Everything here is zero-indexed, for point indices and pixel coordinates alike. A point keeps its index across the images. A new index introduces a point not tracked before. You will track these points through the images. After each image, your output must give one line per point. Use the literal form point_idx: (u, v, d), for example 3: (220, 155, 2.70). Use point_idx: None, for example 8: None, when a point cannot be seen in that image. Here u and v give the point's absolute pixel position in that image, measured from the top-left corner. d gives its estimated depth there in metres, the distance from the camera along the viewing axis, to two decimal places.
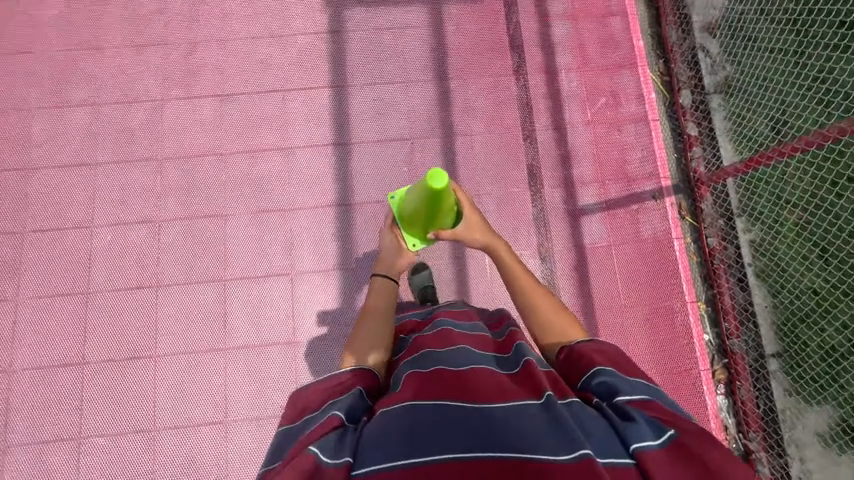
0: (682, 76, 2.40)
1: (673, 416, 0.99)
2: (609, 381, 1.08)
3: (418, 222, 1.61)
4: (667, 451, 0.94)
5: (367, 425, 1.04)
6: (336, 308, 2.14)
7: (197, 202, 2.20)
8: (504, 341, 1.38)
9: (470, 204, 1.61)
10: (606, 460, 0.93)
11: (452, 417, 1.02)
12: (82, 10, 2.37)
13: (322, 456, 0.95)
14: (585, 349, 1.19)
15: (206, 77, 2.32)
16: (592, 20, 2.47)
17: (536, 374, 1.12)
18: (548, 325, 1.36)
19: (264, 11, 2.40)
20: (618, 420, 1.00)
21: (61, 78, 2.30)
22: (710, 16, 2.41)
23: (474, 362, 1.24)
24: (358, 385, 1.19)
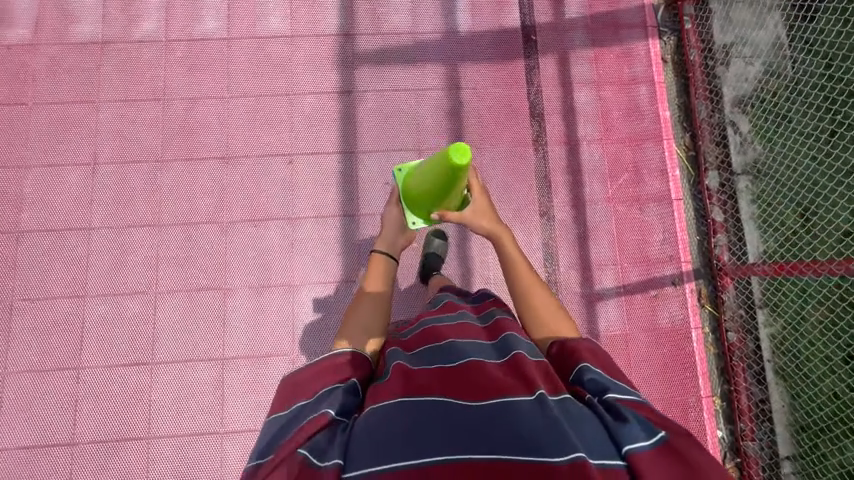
0: (709, 154, 2.27)
1: (664, 417, 0.95)
2: (598, 379, 1.05)
3: (424, 197, 1.55)
4: (659, 452, 0.90)
5: (359, 420, 1.02)
6: (333, 296, 2.12)
7: (197, 272, 2.11)
8: (492, 328, 1.30)
9: (480, 191, 1.59)
10: (600, 461, 0.90)
11: (444, 413, 0.99)
12: (78, 59, 2.24)
13: (313, 459, 0.93)
14: (579, 347, 1.14)
15: (208, 138, 2.20)
16: (616, 86, 2.34)
17: (526, 366, 1.08)
18: (545, 321, 1.32)
19: (270, 66, 2.27)
20: (610, 419, 0.97)
21: (56, 133, 2.18)
22: (740, 92, 2.30)
23: (465, 354, 1.18)
24: (352, 377, 1.13)
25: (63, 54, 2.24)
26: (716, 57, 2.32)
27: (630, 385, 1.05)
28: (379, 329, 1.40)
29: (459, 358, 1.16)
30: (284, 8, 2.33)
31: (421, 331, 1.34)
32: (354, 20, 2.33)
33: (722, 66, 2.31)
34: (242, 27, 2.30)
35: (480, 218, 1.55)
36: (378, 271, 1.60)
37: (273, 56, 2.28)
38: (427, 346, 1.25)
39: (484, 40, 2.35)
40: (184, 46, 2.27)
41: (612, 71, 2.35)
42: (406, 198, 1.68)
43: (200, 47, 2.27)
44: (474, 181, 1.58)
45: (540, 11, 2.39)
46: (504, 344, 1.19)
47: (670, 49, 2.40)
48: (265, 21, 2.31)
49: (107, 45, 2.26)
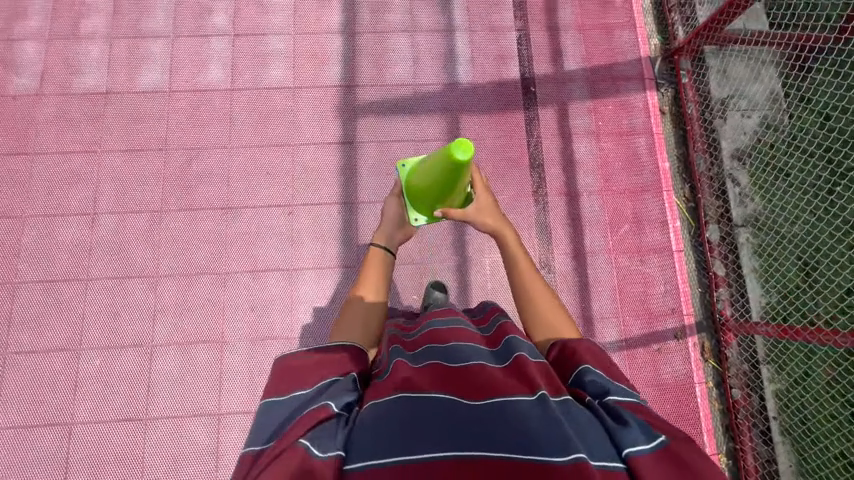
0: (708, 206, 2.28)
1: (664, 421, 0.89)
2: (598, 381, 0.99)
3: (427, 193, 1.52)
4: (660, 457, 0.83)
5: (362, 414, 0.95)
6: (326, 306, 2.13)
7: (195, 325, 2.09)
8: (494, 334, 1.21)
9: (484, 188, 1.58)
10: (600, 463, 0.83)
11: (441, 411, 0.93)
12: (82, 109, 2.27)
13: (313, 449, 0.86)
14: (578, 347, 1.08)
15: (210, 188, 2.21)
16: (616, 137, 2.37)
17: (527, 366, 1.01)
18: (545, 321, 1.25)
19: (272, 117, 2.30)
20: (611, 422, 0.90)
21: (57, 182, 2.19)
22: (738, 144, 2.32)
23: (466, 356, 1.09)
24: (353, 370, 1.07)
25: (66, 104, 2.27)
26: (713, 109, 2.35)
27: (631, 387, 0.99)
28: (375, 328, 1.31)
29: (460, 361, 1.06)
30: (287, 60, 2.37)
31: (422, 334, 1.24)
32: (355, 72, 2.37)
33: (720, 119, 2.34)
34: (245, 79, 2.34)
35: (484, 215, 1.52)
36: (376, 266, 1.49)
37: (275, 107, 2.31)
38: (426, 347, 1.15)
39: (485, 92, 2.39)
40: (187, 97, 2.30)
41: (611, 123, 2.38)
42: (407, 195, 1.63)
43: (204, 98, 2.30)
44: (477, 178, 1.57)
45: (539, 63, 2.44)
46: (507, 344, 1.11)
47: (668, 101, 2.44)
48: (268, 73, 2.35)
49: (111, 95, 2.29)
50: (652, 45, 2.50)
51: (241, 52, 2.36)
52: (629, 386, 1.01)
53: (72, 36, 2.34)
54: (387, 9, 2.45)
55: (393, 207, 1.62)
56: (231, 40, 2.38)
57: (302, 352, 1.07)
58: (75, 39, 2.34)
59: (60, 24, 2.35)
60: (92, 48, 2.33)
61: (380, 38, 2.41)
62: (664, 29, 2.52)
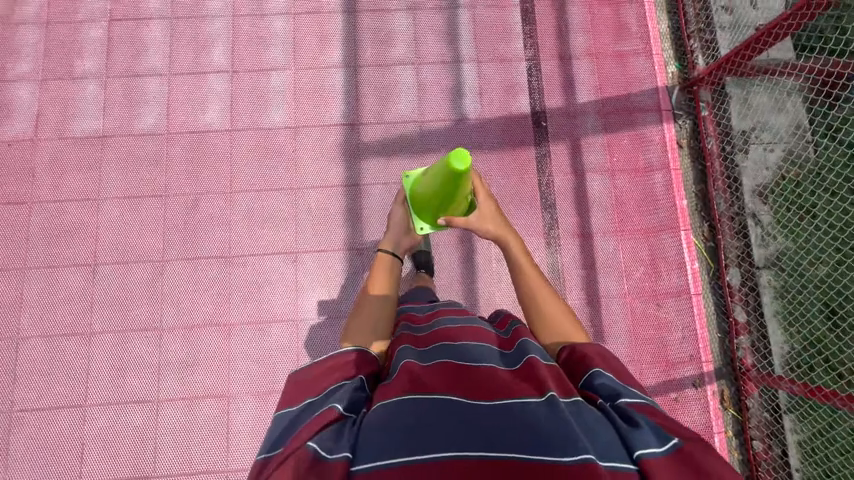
0: (729, 247, 2.19)
1: (677, 424, 0.92)
2: (609, 384, 1.00)
3: (430, 203, 1.58)
4: (670, 460, 0.87)
5: (368, 415, 0.96)
6: (336, 300, 2.12)
7: (201, 379, 2.04)
8: (509, 337, 1.23)
9: (486, 197, 1.57)
10: (610, 464, 0.86)
11: (449, 411, 0.93)
12: (79, 154, 2.20)
13: (321, 451, 0.87)
14: (588, 351, 1.09)
15: (211, 236, 2.15)
16: (631, 174, 2.26)
17: (538, 369, 1.03)
18: (551, 323, 1.25)
19: (273, 159, 2.22)
20: (622, 425, 0.92)
21: (56, 232, 2.13)
22: (759, 180, 2.22)
23: (475, 359, 1.11)
24: (359, 373, 1.08)
25: (63, 149, 2.20)
26: (734, 142, 2.24)
27: (643, 390, 1.01)
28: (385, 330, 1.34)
29: (472, 361, 1.10)
30: (288, 99, 2.28)
31: (436, 329, 1.27)
32: (359, 109, 2.28)
33: (741, 153, 2.24)
34: (245, 119, 2.25)
35: (486, 223, 1.52)
36: (383, 268, 1.55)
37: (276, 148, 2.23)
38: (439, 344, 1.18)
39: (494, 127, 2.28)
40: (185, 140, 2.22)
41: (626, 158, 2.28)
42: (412, 204, 1.70)
43: (203, 139, 2.22)
44: (477, 185, 1.57)
45: (550, 95, 2.33)
46: (519, 348, 1.13)
47: (686, 133, 2.33)
48: (268, 112, 2.26)
49: (107, 139, 2.21)
50: (670, 73, 2.37)
51: (240, 91, 2.28)
52: (640, 388, 1.03)
53: (65, 76, 2.26)
54: (390, 41, 2.34)
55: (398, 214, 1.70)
56: (230, 77, 2.29)
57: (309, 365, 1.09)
58: (69, 80, 2.26)
59: (52, 64, 2.27)
60: (87, 88, 2.25)
61: (383, 71, 2.31)
62: (681, 56, 2.39)
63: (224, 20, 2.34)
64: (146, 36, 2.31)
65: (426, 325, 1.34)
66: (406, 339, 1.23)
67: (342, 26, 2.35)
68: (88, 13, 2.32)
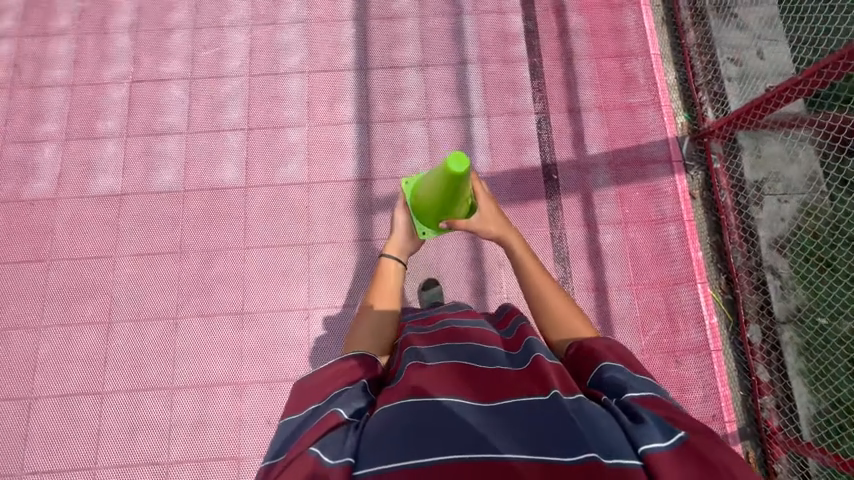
0: (748, 302, 2.14)
1: (685, 418, 0.88)
2: (613, 379, 0.98)
3: (431, 207, 1.59)
4: (678, 454, 0.82)
5: (371, 420, 0.95)
6: (338, 314, 2.15)
7: (211, 442, 2.01)
8: (513, 337, 1.23)
9: (486, 197, 1.60)
10: (615, 460, 0.83)
11: (450, 414, 0.94)
12: (97, 212, 2.24)
13: (324, 457, 0.86)
14: (595, 346, 1.07)
15: (224, 293, 2.16)
16: (644, 227, 2.25)
17: (542, 365, 1.02)
18: (560, 320, 1.27)
19: (287, 214, 2.25)
20: (626, 420, 0.89)
21: (73, 289, 2.16)
22: (776, 232, 2.19)
23: (481, 361, 1.13)
24: (363, 378, 1.07)
25: (81, 207, 2.25)
26: (748, 194, 2.23)
27: (652, 383, 0.97)
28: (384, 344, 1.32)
29: (478, 363, 1.13)
30: (302, 156, 2.32)
31: (443, 330, 1.30)
32: (371, 166, 2.31)
33: (756, 205, 2.21)
34: (259, 176, 2.29)
35: (488, 224, 1.57)
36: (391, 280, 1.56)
37: (289, 205, 2.26)
38: (446, 345, 1.21)
39: (505, 180, 2.30)
40: (201, 197, 2.27)
41: (638, 210, 2.27)
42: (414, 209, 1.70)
43: (218, 196, 2.26)
44: (477, 187, 1.60)
45: (561, 148, 2.34)
46: (525, 347, 1.12)
47: (698, 184, 2.32)
48: (282, 169, 2.30)
49: (125, 197, 2.26)
50: (679, 123, 2.39)
51: (255, 148, 2.33)
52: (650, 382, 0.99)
53: (87, 136, 2.33)
54: (401, 96, 2.39)
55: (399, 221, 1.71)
56: (245, 135, 2.34)
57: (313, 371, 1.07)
58: (91, 139, 2.33)
59: (74, 124, 2.35)
60: (106, 148, 2.32)
61: (394, 127, 2.35)
62: (690, 107, 2.41)
63: (240, 80, 2.41)
64: (165, 97, 2.38)
65: (431, 325, 1.38)
66: (414, 339, 1.25)
67: (354, 83, 2.41)
68: (111, 75, 2.41)
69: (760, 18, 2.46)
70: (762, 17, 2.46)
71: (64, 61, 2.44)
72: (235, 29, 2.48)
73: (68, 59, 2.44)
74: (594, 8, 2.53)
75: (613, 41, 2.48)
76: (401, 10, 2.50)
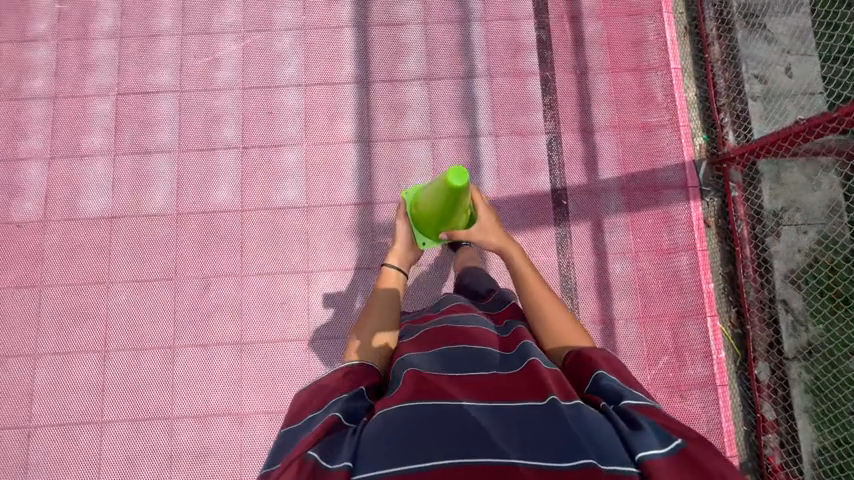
0: (758, 337, 2.09)
1: (680, 426, 0.93)
2: (611, 386, 1.02)
3: (431, 217, 1.66)
4: (675, 461, 0.89)
5: (368, 425, 0.99)
6: (342, 295, 2.13)
7: (213, 472, 2.01)
8: (508, 337, 1.27)
9: (485, 209, 1.66)
10: (611, 467, 0.89)
11: (448, 418, 0.98)
12: (88, 236, 2.16)
13: (322, 462, 0.91)
14: (592, 354, 1.10)
15: (223, 321, 2.11)
16: (655, 257, 2.18)
17: (540, 370, 1.07)
18: (555, 327, 1.24)
19: (285, 240, 2.17)
20: (624, 426, 0.95)
21: (67, 317, 2.11)
22: (791, 264, 2.11)
23: (476, 364, 1.17)
24: (361, 383, 1.11)
25: (71, 230, 2.16)
26: (766, 224, 2.14)
27: (646, 391, 1.02)
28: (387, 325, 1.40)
29: (475, 367, 1.16)
30: (300, 177, 2.21)
31: (440, 330, 1.32)
32: (373, 189, 2.21)
33: (773, 235, 2.13)
34: (255, 198, 2.20)
35: (489, 235, 1.59)
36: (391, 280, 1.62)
37: (288, 230, 2.18)
38: (441, 350, 1.24)
39: (511, 205, 2.20)
40: (195, 220, 2.18)
41: (650, 239, 2.19)
42: (414, 219, 1.77)
43: (213, 219, 2.18)
44: (478, 200, 1.67)
45: (571, 171, 2.23)
46: (520, 349, 1.17)
47: (714, 211, 2.22)
48: (280, 192, 2.20)
49: (116, 220, 2.17)
50: (697, 145, 2.27)
51: (251, 169, 2.22)
52: (643, 390, 1.04)
53: (73, 154, 2.22)
54: (404, 114, 2.26)
55: (401, 230, 1.76)
56: (240, 154, 2.23)
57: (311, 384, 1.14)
58: (77, 157, 2.22)
59: (59, 140, 2.23)
60: (94, 167, 2.21)
61: (397, 147, 2.23)
62: (710, 127, 2.28)
63: (233, 93, 2.27)
64: (153, 111, 2.25)
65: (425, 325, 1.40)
66: (409, 348, 1.27)
67: (355, 98, 2.27)
68: (95, 86, 2.27)
69: (789, 30, 2.29)
70: (792, 30, 2.29)
71: (44, 69, 2.28)
72: (226, 36, 2.31)
73: (48, 67, 2.28)
74: (612, 15, 2.35)
75: (631, 54, 2.32)
76: (404, 16, 2.33)
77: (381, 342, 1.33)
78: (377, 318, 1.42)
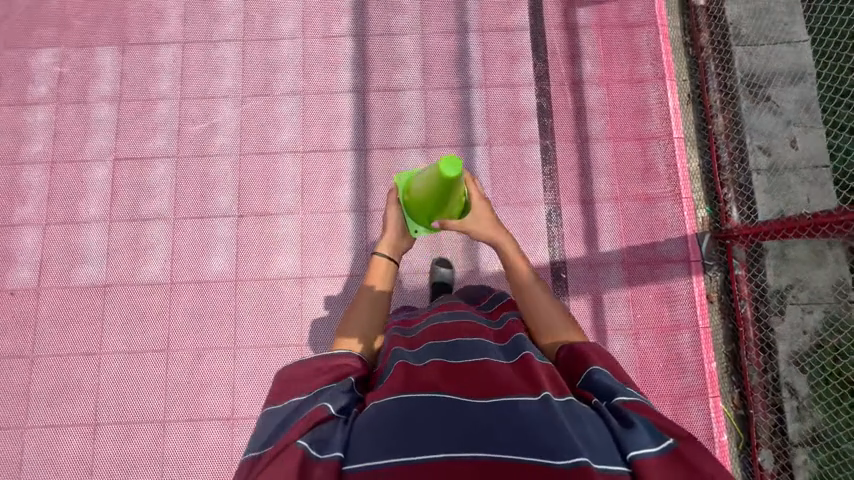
0: (761, 422, 2.04)
1: (673, 424, 0.93)
2: (605, 382, 1.02)
3: (422, 205, 1.50)
4: (666, 460, 0.89)
5: (359, 416, 1.01)
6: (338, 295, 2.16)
7: None
8: (502, 330, 1.28)
9: (479, 194, 1.55)
10: (603, 466, 0.88)
11: (441, 410, 0.97)
12: (81, 305, 2.14)
13: (311, 451, 0.92)
14: (585, 349, 1.11)
15: (215, 396, 2.07)
16: (656, 334, 2.13)
17: (533, 365, 1.05)
18: (546, 322, 1.26)
19: (280, 312, 2.15)
20: (617, 426, 0.94)
21: (57, 388, 2.07)
22: (796, 346, 2.06)
23: (465, 355, 1.15)
24: (351, 375, 1.11)
25: (66, 299, 2.15)
26: (769, 304, 2.10)
27: (639, 389, 1.02)
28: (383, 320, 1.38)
29: (466, 356, 1.14)
30: (296, 246, 2.20)
31: (429, 329, 1.31)
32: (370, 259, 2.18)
33: (776, 315, 2.09)
34: (251, 268, 2.18)
35: (483, 225, 1.53)
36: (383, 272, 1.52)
37: (283, 302, 2.15)
38: (430, 343, 1.23)
39: None
40: (190, 289, 2.16)
41: (651, 315, 2.15)
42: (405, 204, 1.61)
43: (208, 288, 2.16)
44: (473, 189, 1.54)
45: (571, 242, 2.20)
46: (514, 342, 1.17)
47: (717, 286, 2.18)
48: (276, 262, 2.19)
49: (110, 289, 2.15)
50: (700, 218, 2.22)
51: (247, 238, 2.20)
52: (635, 387, 1.05)
53: (69, 220, 2.21)
54: None
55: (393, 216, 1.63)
56: (236, 222, 2.21)
57: (298, 363, 1.11)
58: (74, 223, 2.21)
59: (56, 207, 2.22)
60: (91, 233, 2.20)
61: None
62: (713, 200, 2.24)
63: (231, 160, 2.26)
64: (150, 177, 2.25)
65: (415, 326, 1.39)
66: (398, 342, 1.26)
67: (353, 166, 2.26)
68: (93, 151, 2.26)
69: (794, 100, 2.25)
70: (796, 101, 2.24)
71: (42, 133, 2.28)
72: (225, 102, 2.30)
73: (46, 132, 2.29)
74: (614, 82, 2.32)
75: (633, 122, 2.29)
76: (403, 82, 2.32)
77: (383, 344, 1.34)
78: (362, 312, 1.36)
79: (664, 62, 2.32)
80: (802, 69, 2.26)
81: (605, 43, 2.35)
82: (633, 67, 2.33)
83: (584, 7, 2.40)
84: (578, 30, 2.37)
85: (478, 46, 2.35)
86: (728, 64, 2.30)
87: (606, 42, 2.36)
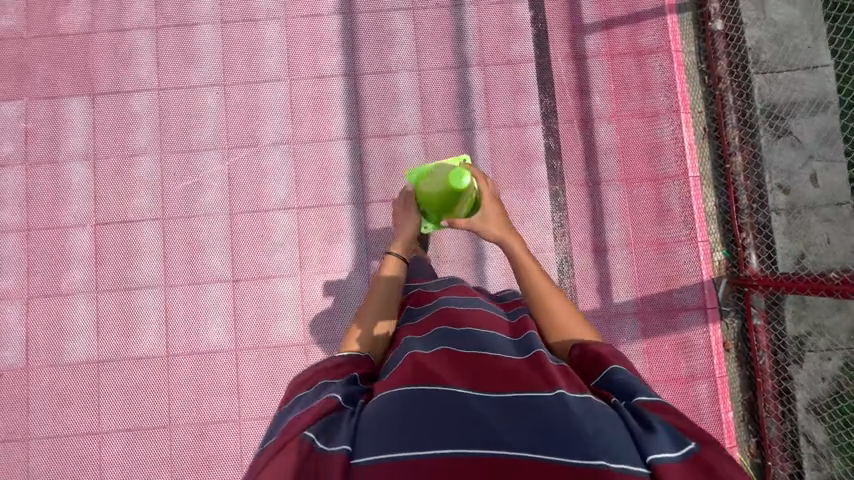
0: (779, 474, 2.02)
1: (691, 424, 0.87)
2: (623, 380, 0.96)
3: (432, 204, 1.50)
4: (685, 465, 0.83)
5: (368, 406, 0.98)
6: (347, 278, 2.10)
7: None
8: (517, 324, 1.23)
9: (491, 196, 1.43)
10: (621, 466, 0.83)
11: (450, 403, 0.93)
12: (74, 383, 2.04)
13: (317, 442, 0.89)
14: (600, 350, 1.04)
15: (222, 471, 2.01)
16: (671, 383, 2.07)
17: (548, 364, 1.00)
18: (559, 322, 1.15)
19: (285, 380, 2.06)
20: (636, 426, 0.88)
21: (57, 471, 2.00)
22: (814, 395, 2.02)
23: (475, 346, 1.11)
24: (354, 371, 1.09)
25: (58, 378, 2.05)
26: (788, 352, 2.05)
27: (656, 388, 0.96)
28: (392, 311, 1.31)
29: (474, 348, 1.10)
30: (296, 311, 2.09)
31: (435, 314, 1.27)
32: None
33: (795, 363, 2.04)
34: (251, 335, 2.08)
35: (491, 226, 1.38)
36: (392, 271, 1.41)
37: (286, 369, 2.07)
38: (440, 332, 1.19)
39: None
40: (187, 361, 2.06)
41: (666, 365, 2.08)
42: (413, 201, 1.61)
43: (207, 360, 2.06)
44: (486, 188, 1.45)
45: (584, 291, 2.11)
46: (525, 340, 1.12)
47: (733, 334, 2.12)
48: (277, 326, 2.08)
49: (103, 364, 2.05)
50: (716, 261, 2.13)
51: (244, 303, 2.09)
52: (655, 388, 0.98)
53: (54, 293, 2.09)
54: None
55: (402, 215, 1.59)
56: (230, 287, 2.10)
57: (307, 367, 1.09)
58: (59, 295, 2.09)
59: (37, 279, 2.09)
60: (78, 307, 2.08)
61: None
62: (730, 242, 2.14)
63: (221, 219, 2.12)
64: (136, 240, 2.11)
65: (424, 309, 1.34)
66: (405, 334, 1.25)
67: (352, 220, 2.13)
68: (72, 216, 2.12)
69: (816, 132, 2.12)
70: (817, 132, 2.12)
71: (13, 201, 2.13)
72: (208, 155, 2.15)
73: (18, 197, 2.13)
74: (625, 117, 2.17)
75: (646, 161, 2.16)
76: (401, 126, 2.16)
77: (382, 332, 1.26)
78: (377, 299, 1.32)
79: (679, 93, 2.17)
80: (824, 98, 2.13)
81: (615, 74, 2.19)
82: (646, 99, 2.18)
83: (591, 33, 2.21)
84: (586, 60, 2.20)
85: (479, 81, 2.19)
86: (747, 96, 2.16)
87: (617, 72, 2.19)
